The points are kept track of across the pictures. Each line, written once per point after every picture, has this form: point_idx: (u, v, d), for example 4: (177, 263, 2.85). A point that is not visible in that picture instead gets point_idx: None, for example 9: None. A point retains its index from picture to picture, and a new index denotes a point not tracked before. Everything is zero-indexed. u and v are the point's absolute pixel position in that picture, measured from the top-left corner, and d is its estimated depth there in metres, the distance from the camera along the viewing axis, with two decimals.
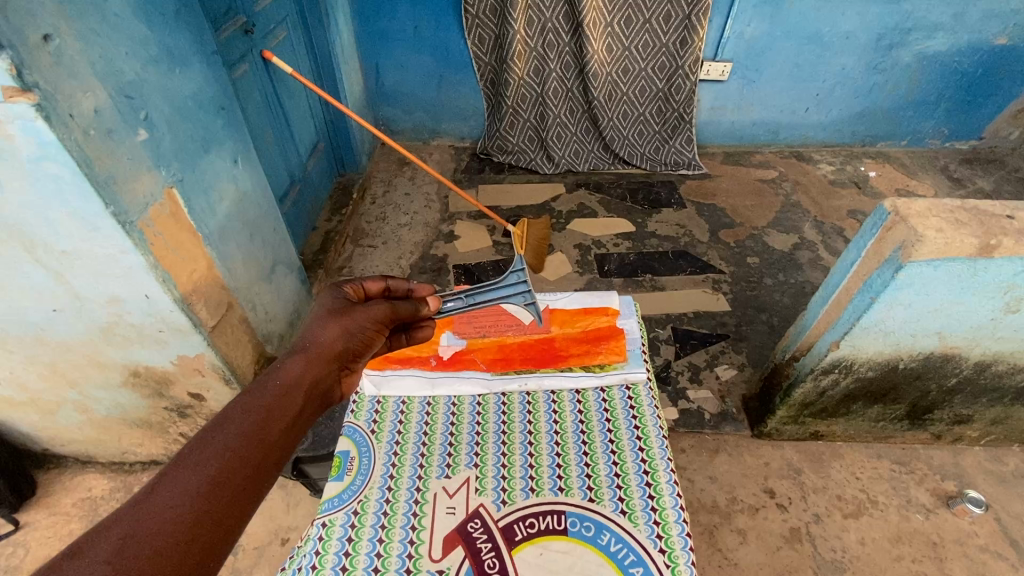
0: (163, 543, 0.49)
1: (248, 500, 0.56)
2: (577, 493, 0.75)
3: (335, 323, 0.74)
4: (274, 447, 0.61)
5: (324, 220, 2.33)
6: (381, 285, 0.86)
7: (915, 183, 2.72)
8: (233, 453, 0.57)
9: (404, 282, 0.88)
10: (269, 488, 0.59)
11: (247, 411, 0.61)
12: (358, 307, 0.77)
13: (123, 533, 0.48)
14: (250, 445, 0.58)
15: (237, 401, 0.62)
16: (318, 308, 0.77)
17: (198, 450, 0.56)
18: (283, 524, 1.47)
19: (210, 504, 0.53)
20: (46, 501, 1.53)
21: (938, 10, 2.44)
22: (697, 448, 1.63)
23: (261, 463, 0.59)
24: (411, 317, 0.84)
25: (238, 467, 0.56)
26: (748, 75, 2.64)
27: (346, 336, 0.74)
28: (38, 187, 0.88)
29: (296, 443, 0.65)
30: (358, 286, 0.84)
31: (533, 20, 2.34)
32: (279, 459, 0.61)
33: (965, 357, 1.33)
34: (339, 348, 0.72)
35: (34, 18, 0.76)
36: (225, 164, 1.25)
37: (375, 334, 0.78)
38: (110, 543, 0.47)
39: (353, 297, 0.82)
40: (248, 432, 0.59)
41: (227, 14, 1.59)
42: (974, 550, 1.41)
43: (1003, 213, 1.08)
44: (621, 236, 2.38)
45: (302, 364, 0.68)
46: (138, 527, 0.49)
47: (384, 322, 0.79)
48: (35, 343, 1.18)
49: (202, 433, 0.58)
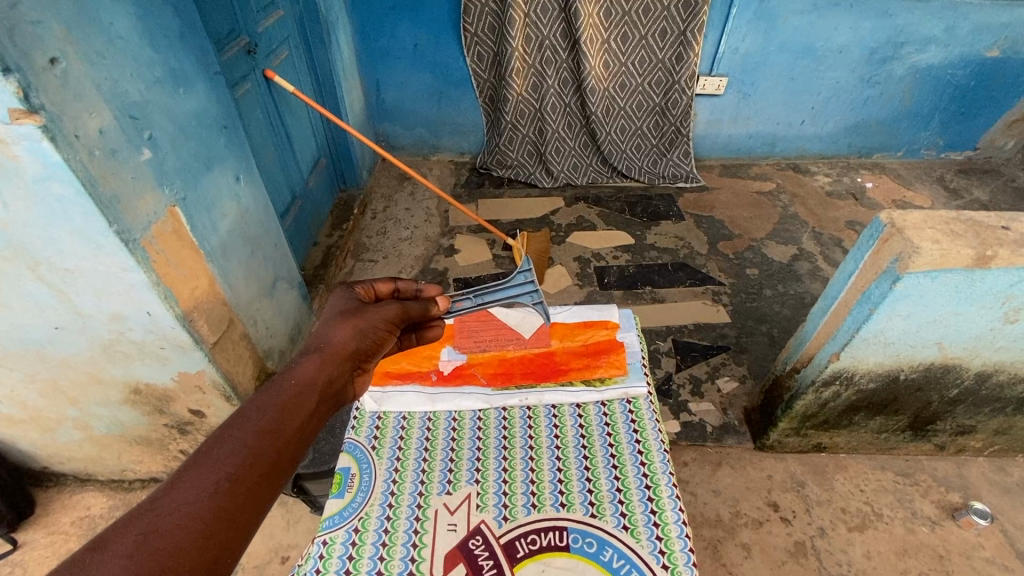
0: (182, 538, 0.49)
1: (265, 497, 0.57)
2: (579, 508, 0.75)
3: (348, 323, 0.74)
4: (289, 445, 0.60)
5: (325, 234, 2.34)
6: (390, 287, 0.86)
7: (912, 194, 2.75)
8: (249, 451, 0.57)
9: (413, 284, 0.89)
10: (285, 485, 0.59)
11: (263, 409, 0.61)
12: (371, 308, 0.78)
13: (143, 528, 0.49)
14: (266, 442, 0.58)
15: (253, 399, 0.62)
16: (331, 309, 0.78)
17: (215, 448, 0.56)
18: (283, 542, 1.46)
19: (227, 500, 0.53)
20: (45, 520, 1.52)
21: (930, 24, 2.48)
22: (699, 461, 1.62)
23: (277, 462, 0.59)
24: (421, 316, 0.84)
25: (255, 465, 0.56)
26: (744, 89, 2.68)
27: (358, 336, 0.74)
28: (42, 207, 0.89)
29: (311, 441, 0.65)
30: (369, 287, 0.84)
31: (531, 38, 2.39)
32: (295, 457, 0.61)
33: (967, 367, 1.33)
34: (352, 348, 0.72)
35: (42, 42, 0.77)
36: (228, 181, 1.26)
37: (387, 334, 0.78)
38: (132, 538, 0.48)
39: (365, 298, 0.83)
40: (264, 431, 0.59)
41: (229, 35, 1.62)
42: (981, 563, 1.40)
43: (998, 224, 1.09)
44: (620, 248, 2.39)
45: (316, 364, 0.68)
46: (159, 522, 0.49)
47: (396, 322, 0.79)
48: (36, 360, 1.18)
49: (220, 431, 0.58)
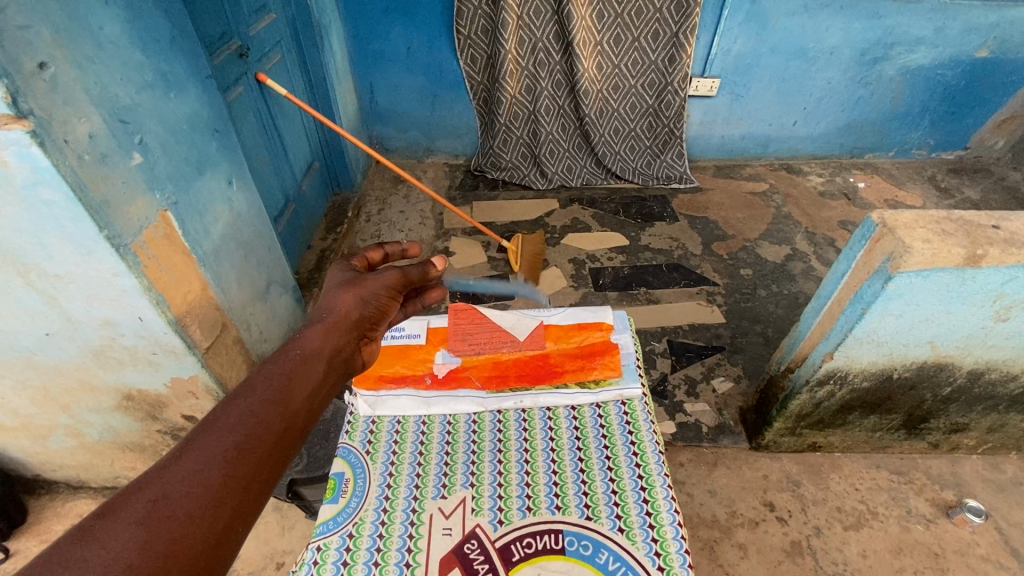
0: (194, 506, 0.49)
1: (276, 465, 0.56)
2: (575, 512, 0.75)
3: (350, 292, 0.74)
4: (298, 415, 0.60)
5: (318, 238, 2.33)
6: (380, 253, 0.88)
7: (904, 194, 2.77)
8: (256, 420, 0.56)
9: (399, 247, 0.90)
10: (296, 454, 0.59)
11: (269, 379, 0.60)
12: (371, 276, 0.78)
13: (153, 496, 0.48)
14: (274, 411, 0.58)
15: (259, 370, 0.62)
16: (331, 281, 0.78)
17: (222, 417, 0.55)
18: (278, 548, 1.45)
19: (237, 468, 0.53)
20: (37, 528, 1.50)
21: (920, 25, 2.50)
22: (695, 462, 1.62)
23: (286, 431, 0.58)
24: (422, 281, 0.85)
25: (264, 434, 0.56)
26: (736, 90, 2.69)
27: (361, 303, 0.74)
28: (31, 214, 0.88)
29: (320, 412, 0.64)
30: (362, 257, 0.85)
31: (524, 40, 2.39)
32: (304, 427, 0.60)
33: (958, 365, 1.34)
34: (355, 316, 0.72)
35: (31, 47, 0.77)
36: (220, 186, 1.25)
37: (390, 300, 0.78)
38: (141, 505, 0.47)
39: (361, 267, 0.83)
40: (271, 400, 0.58)
41: (221, 39, 1.62)
42: (975, 560, 1.40)
43: (988, 223, 1.10)
44: (615, 249, 2.39)
45: (320, 334, 0.68)
46: (169, 489, 0.49)
47: (396, 289, 0.79)
48: (27, 367, 1.17)
49: (227, 401, 0.58)
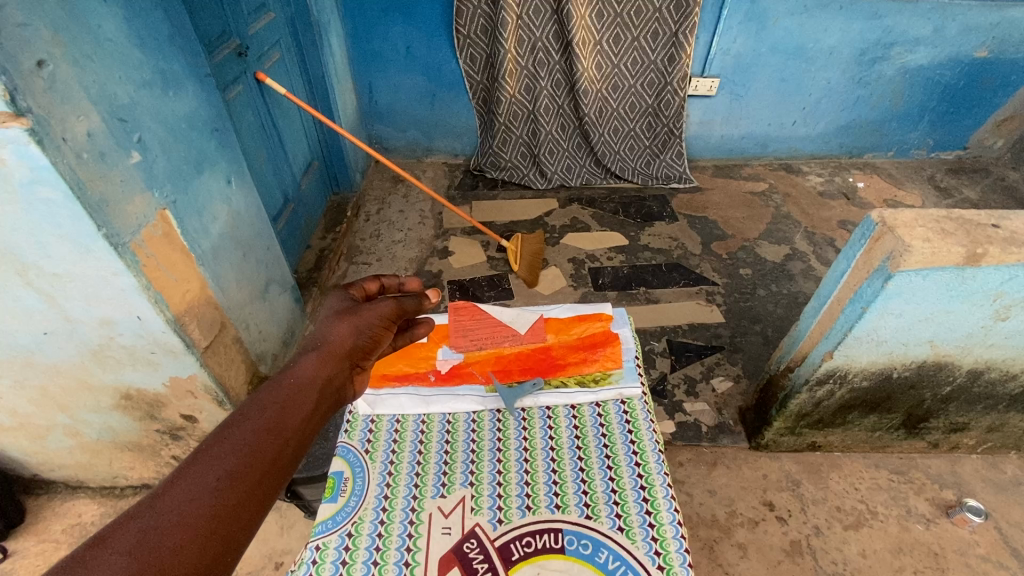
0: (184, 536, 0.48)
1: (266, 494, 0.56)
2: (574, 510, 0.75)
3: (345, 321, 0.74)
4: (290, 444, 0.59)
5: (317, 238, 2.33)
6: (377, 284, 0.86)
7: (903, 193, 2.77)
8: (249, 449, 0.56)
9: (396, 279, 0.89)
10: (287, 484, 0.58)
11: (263, 408, 0.60)
12: (366, 306, 0.77)
13: (144, 525, 0.48)
14: (266, 440, 0.57)
15: (252, 398, 0.62)
16: (327, 310, 0.77)
17: (215, 446, 0.55)
18: (277, 547, 1.44)
19: (228, 498, 0.52)
20: (35, 528, 1.50)
21: (919, 25, 2.50)
22: (695, 461, 1.62)
23: (277, 459, 0.57)
24: (417, 313, 0.83)
25: (256, 462, 0.56)
26: (736, 90, 2.69)
27: (355, 333, 0.73)
28: (29, 213, 0.88)
29: (313, 440, 0.64)
30: (360, 287, 0.84)
31: (523, 39, 2.38)
32: (296, 456, 0.60)
33: (958, 365, 1.34)
34: (349, 345, 0.71)
35: (30, 45, 0.77)
36: (219, 185, 1.25)
37: (383, 330, 0.77)
38: (132, 535, 0.47)
39: (358, 297, 0.82)
40: (264, 429, 0.58)
41: (221, 37, 1.62)
42: (975, 560, 1.40)
43: (988, 222, 1.10)
44: (615, 249, 2.39)
45: (315, 363, 0.67)
46: (160, 519, 0.48)
47: (392, 318, 0.78)
48: (24, 366, 1.17)
49: (220, 429, 0.58)
